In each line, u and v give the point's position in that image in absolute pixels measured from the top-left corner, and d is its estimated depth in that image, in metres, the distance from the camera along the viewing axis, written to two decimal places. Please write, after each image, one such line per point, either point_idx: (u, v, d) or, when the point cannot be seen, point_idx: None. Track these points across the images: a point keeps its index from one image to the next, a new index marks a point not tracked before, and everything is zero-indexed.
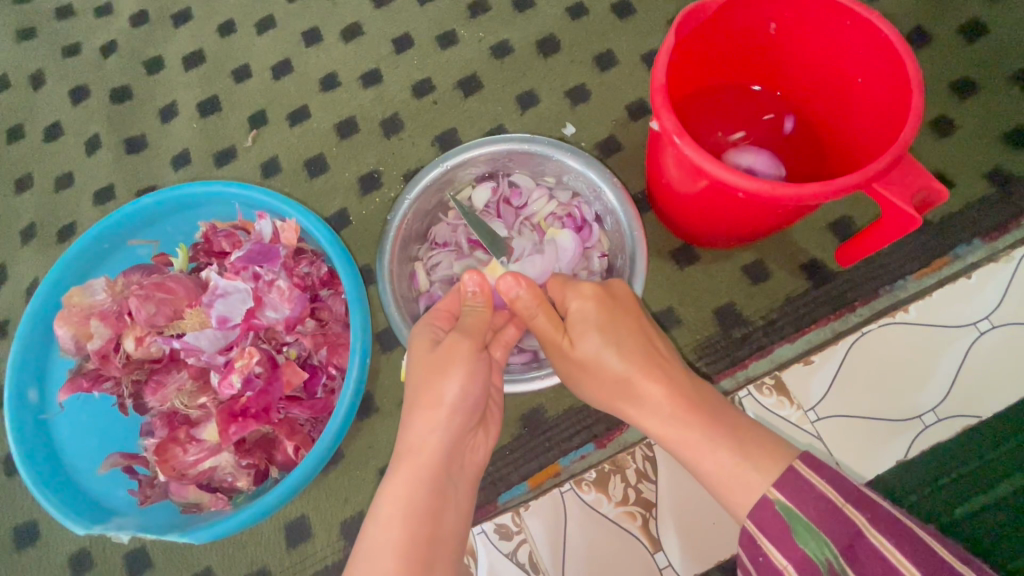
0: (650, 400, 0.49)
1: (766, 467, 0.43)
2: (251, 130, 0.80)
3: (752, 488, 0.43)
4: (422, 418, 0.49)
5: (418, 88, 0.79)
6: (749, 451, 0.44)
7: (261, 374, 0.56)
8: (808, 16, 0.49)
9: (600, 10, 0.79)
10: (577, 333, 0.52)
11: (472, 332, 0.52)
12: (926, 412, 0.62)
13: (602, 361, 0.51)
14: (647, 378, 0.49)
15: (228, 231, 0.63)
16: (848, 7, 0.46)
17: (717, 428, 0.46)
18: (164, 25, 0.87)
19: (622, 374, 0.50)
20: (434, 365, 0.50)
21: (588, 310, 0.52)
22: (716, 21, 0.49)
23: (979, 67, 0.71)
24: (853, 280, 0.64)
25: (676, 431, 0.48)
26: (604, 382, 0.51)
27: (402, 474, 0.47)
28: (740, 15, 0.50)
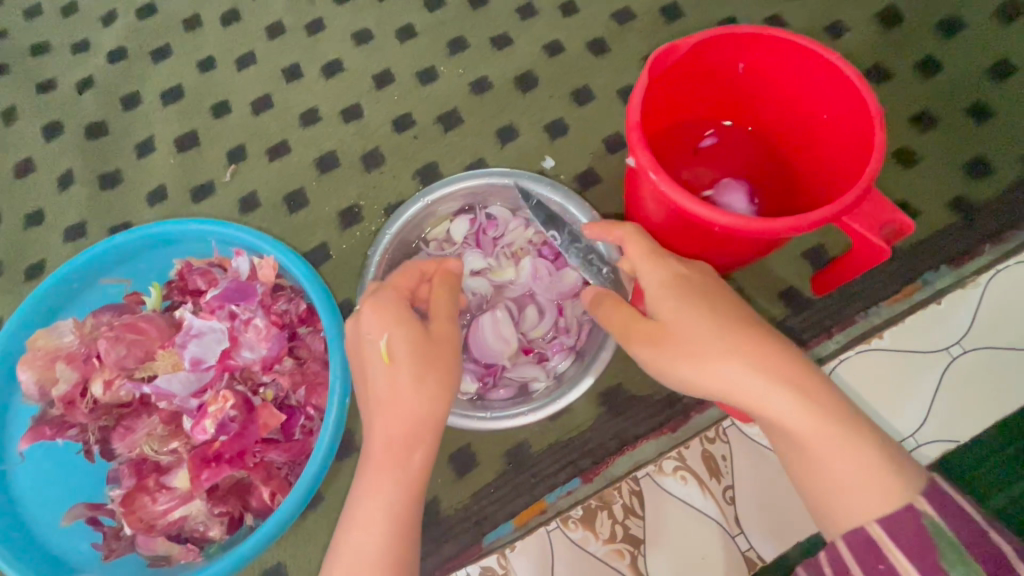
0: (766, 376, 0.43)
1: (902, 476, 0.41)
2: (229, 166, 0.80)
3: (883, 492, 0.41)
4: (383, 435, 0.46)
5: (398, 122, 0.80)
6: (889, 454, 0.42)
7: (235, 418, 0.54)
8: (774, 58, 0.51)
9: (576, 48, 0.82)
10: (660, 306, 0.47)
11: (394, 327, 0.48)
12: (907, 437, 0.62)
13: (701, 331, 0.45)
14: (751, 356, 0.43)
15: (203, 269, 0.61)
16: (811, 49, 0.48)
17: (846, 426, 0.42)
18: (143, 61, 0.87)
19: (733, 352, 0.43)
20: (380, 362, 0.48)
21: (666, 280, 0.48)
22: (687, 63, 0.52)
23: (937, 101, 0.74)
24: (830, 307, 0.66)
25: (791, 417, 0.42)
26: (702, 362, 0.44)
27: (363, 502, 0.45)
28: (707, 60, 0.52)
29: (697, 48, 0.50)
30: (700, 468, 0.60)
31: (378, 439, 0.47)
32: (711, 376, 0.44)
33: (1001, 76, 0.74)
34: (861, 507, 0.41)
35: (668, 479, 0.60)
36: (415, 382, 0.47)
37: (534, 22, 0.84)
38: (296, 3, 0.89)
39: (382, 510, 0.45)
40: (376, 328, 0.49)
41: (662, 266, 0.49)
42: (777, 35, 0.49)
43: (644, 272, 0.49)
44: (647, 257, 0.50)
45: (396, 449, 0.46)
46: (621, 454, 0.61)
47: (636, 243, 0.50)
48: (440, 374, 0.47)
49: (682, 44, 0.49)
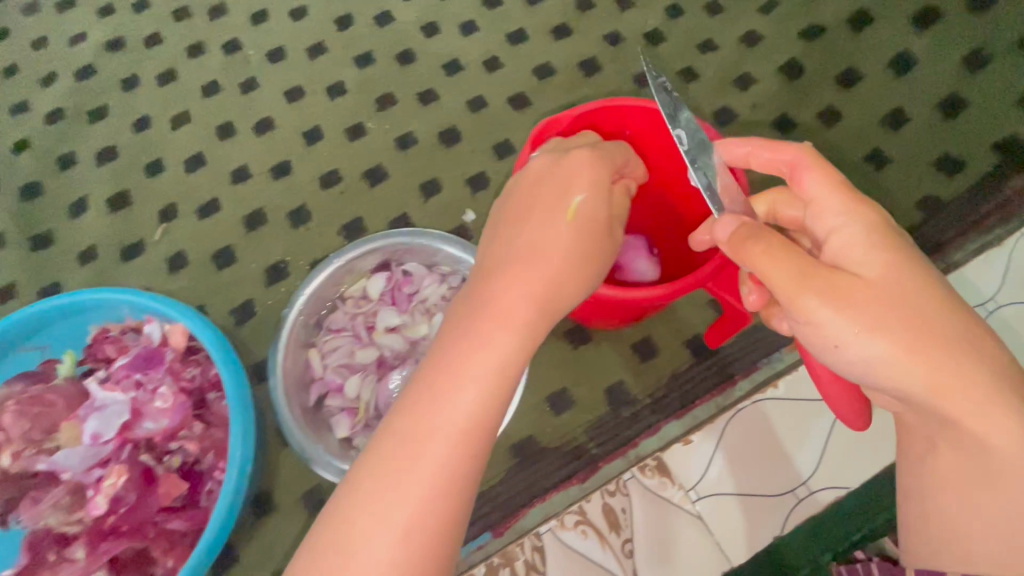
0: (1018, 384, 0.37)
1: None
2: (161, 224, 0.82)
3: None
4: (449, 394, 0.38)
5: (326, 179, 0.82)
6: None
7: (132, 491, 0.55)
8: (654, 126, 0.57)
9: (499, 103, 0.85)
10: (914, 262, 0.40)
11: (535, 203, 0.44)
12: (799, 484, 0.63)
13: (930, 314, 0.38)
14: (998, 357, 0.38)
15: (115, 337, 0.63)
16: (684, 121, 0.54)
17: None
18: (80, 121, 0.89)
19: (923, 339, 0.37)
20: (522, 257, 0.42)
21: (885, 236, 0.41)
22: (573, 132, 0.56)
23: (839, 148, 0.78)
24: (734, 354, 0.68)
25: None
26: (935, 343, 0.37)
27: (402, 475, 0.36)
28: (595, 127, 0.57)
29: (582, 116, 0.55)
30: (600, 521, 0.61)
31: (444, 395, 0.38)
32: (918, 355, 0.37)
33: (898, 124, 0.77)
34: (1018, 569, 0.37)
35: (568, 533, 0.61)
36: (530, 257, 0.42)
37: (459, 78, 0.87)
38: (231, 62, 0.92)
39: (417, 493, 0.36)
40: (577, 181, 0.44)
41: (870, 211, 0.42)
42: (652, 105, 0.55)
43: (840, 221, 0.42)
44: (842, 207, 0.42)
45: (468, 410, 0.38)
46: (530, 507, 0.63)
47: (818, 174, 0.43)
48: (519, 310, 0.40)
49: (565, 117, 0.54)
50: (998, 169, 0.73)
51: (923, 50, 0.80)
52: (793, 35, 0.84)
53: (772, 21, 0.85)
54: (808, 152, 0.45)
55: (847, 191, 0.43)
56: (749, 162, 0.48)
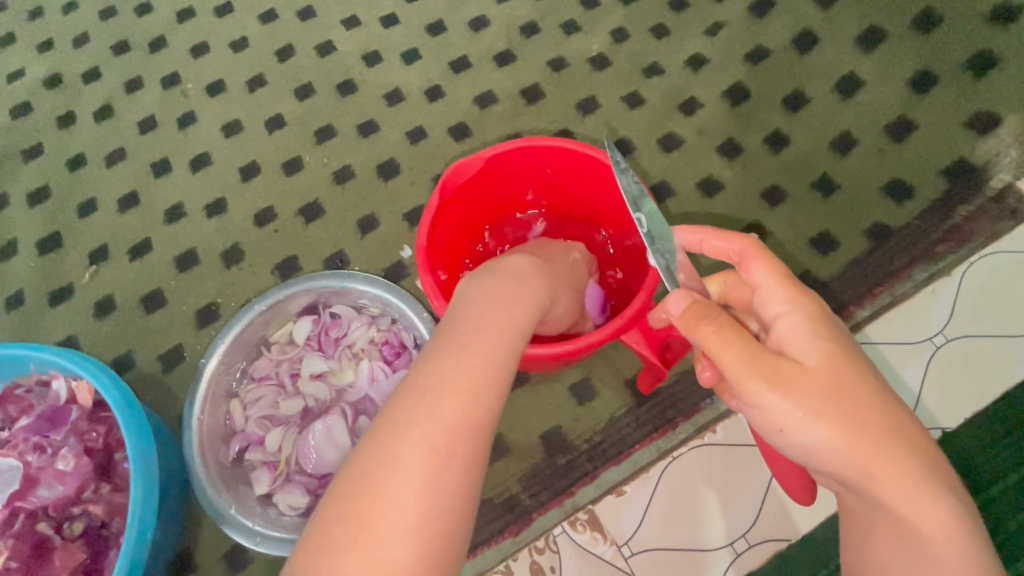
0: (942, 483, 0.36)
1: None
2: (90, 266, 0.79)
3: None
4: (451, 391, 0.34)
5: (261, 216, 0.80)
6: None
7: (18, 567, 0.52)
8: (575, 164, 0.54)
9: (438, 133, 0.83)
10: (849, 355, 0.40)
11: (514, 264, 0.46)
12: (737, 538, 0.59)
13: (869, 401, 0.38)
14: (928, 451, 0.37)
15: (18, 394, 0.59)
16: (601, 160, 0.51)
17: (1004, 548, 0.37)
18: (13, 161, 0.87)
19: (860, 428, 0.37)
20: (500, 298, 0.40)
21: (824, 325, 0.41)
22: (489, 171, 0.53)
23: (785, 175, 0.76)
24: (675, 394, 0.65)
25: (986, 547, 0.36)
26: (858, 427, 0.37)
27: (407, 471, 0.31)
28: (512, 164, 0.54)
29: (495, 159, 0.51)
30: None
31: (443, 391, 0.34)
32: (865, 442, 0.37)
33: (844, 149, 0.76)
34: None
35: None
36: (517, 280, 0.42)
37: (399, 109, 0.86)
38: (169, 97, 0.90)
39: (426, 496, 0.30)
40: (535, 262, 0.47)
41: (809, 298, 0.42)
42: (568, 146, 0.51)
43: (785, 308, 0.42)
44: (787, 295, 0.43)
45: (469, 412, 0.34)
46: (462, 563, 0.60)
47: (763, 265, 0.44)
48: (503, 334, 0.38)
49: (477, 160, 0.51)
50: (947, 194, 0.71)
51: (867, 72, 0.78)
52: (738, 57, 0.82)
53: (716, 44, 0.84)
54: (751, 246, 0.46)
55: (791, 281, 0.43)
56: (701, 249, 0.49)
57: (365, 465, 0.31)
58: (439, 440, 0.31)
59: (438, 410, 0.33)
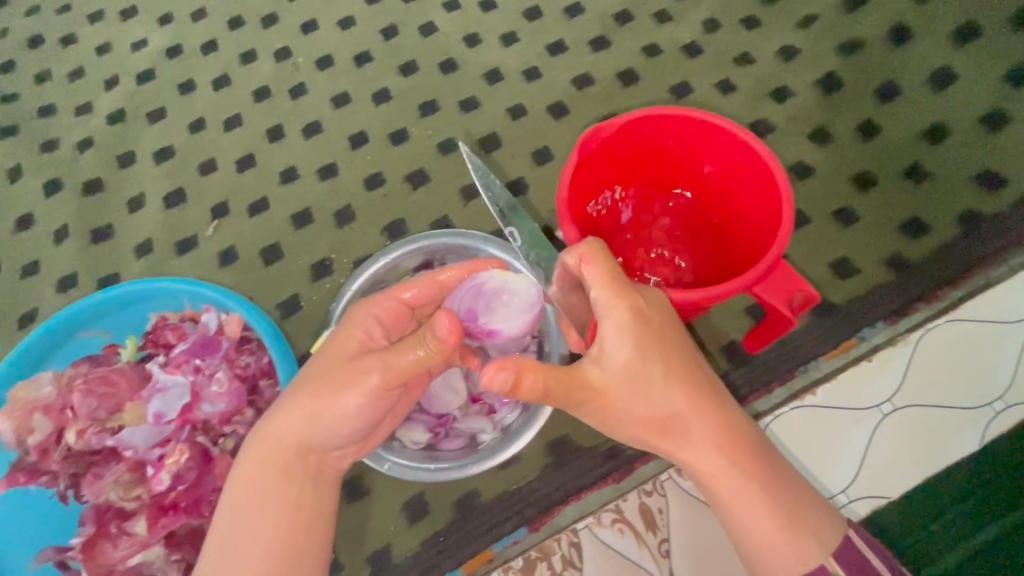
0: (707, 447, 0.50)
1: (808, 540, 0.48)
2: (212, 220, 0.86)
3: (786, 555, 0.48)
4: (287, 447, 0.52)
5: (370, 181, 0.85)
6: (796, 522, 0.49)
7: (192, 468, 0.58)
8: (700, 136, 0.55)
9: (538, 111, 0.88)
10: (638, 357, 0.48)
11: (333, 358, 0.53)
12: (839, 493, 0.63)
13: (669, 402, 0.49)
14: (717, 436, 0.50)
15: (175, 324, 0.66)
16: (729, 130, 0.53)
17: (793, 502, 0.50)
18: (139, 123, 0.94)
19: (673, 420, 0.49)
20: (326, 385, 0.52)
21: (634, 335, 0.48)
22: (618, 140, 0.56)
23: (876, 161, 0.78)
24: (770, 361, 0.68)
25: (767, 505, 0.49)
26: (682, 408, 0.49)
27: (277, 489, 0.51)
28: (638, 137, 0.56)
29: (620, 128, 0.55)
30: (638, 521, 0.62)
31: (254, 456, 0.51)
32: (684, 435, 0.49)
33: (936, 139, 0.78)
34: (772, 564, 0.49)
35: (605, 531, 0.62)
36: (320, 395, 0.51)
37: (499, 87, 0.91)
38: (281, 70, 0.96)
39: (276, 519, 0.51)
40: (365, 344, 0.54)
41: (622, 304, 0.48)
42: (695, 117, 0.54)
43: (606, 310, 0.48)
44: (607, 295, 0.48)
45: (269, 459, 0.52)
46: (566, 505, 0.64)
47: (595, 267, 0.48)
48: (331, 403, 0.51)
49: (608, 124, 0.54)
50: None
51: (959, 67, 0.81)
52: (831, 49, 0.85)
53: (809, 36, 0.87)
54: (588, 244, 0.49)
55: (614, 282, 0.49)
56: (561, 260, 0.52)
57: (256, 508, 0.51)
58: (279, 478, 0.52)
59: (272, 469, 0.52)
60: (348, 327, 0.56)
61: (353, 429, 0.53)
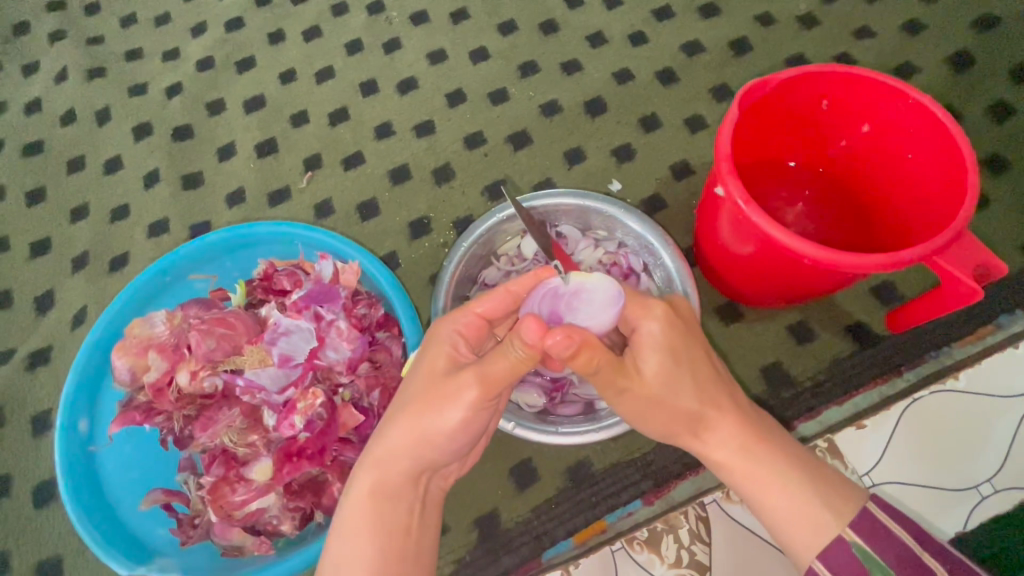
0: (721, 429, 0.49)
1: (836, 509, 0.45)
2: (306, 173, 0.83)
3: (820, 530, 0.45)
4: (376, 468, 0.50)
5: (470, 140, 0.83)
6: (825, 495, 0.46)
7: (322, 416, 0.56)
8: (860, 97, 0.52)
9: (645, 77, 0.84)
10: (669, 355, 0.49)
11: (484, 376, 0.47)
12: (983, 482, 0.60)
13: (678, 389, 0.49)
14: (732, 420, 0.49)
15: (289, 270, 0.64)
16: (902, 90, 0.49)
17: (803, 473, 0.47)
18: (228, 71, 0.92)
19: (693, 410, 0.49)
20: (442, 389, 0.49)
21: (661, 337, 0.49)
22: (775, 97, 0.53)
23: (1009, 144, 0.75)
24: (900, 344, 0.65)
25: (780, 480, 0.47)
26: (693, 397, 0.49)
27: (362, 512, 0.49)
28: (793, 97, 0.53)
29: (783, 85, 0.51)
30: None
31: (359, 482, 0.50)
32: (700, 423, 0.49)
33: None
34: (804, 544, 0.45)
35: (735, 507, 0.60)
36: (421, 417, 0.49)
37: (602, 50, 0.87)
38: (375, 23, 0.93)
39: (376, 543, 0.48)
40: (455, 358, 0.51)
41: (653, 311, 0.50)
42: (865, 75, 0.50)
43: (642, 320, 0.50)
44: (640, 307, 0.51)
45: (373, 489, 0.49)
46: (683, 479, 0.61)
47: None
48: (429, 418, 0.49)
49: (775, 78, 0.50)
50: None
51: None
52: (963, 26, 0.81)
53: (937, 11, 0.83)
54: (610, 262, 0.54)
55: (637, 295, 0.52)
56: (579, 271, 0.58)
57: (353, 530, 0.48)
58: (371, 500, 0.49)
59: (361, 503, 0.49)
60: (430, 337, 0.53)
61: (461, 443, 0.51)
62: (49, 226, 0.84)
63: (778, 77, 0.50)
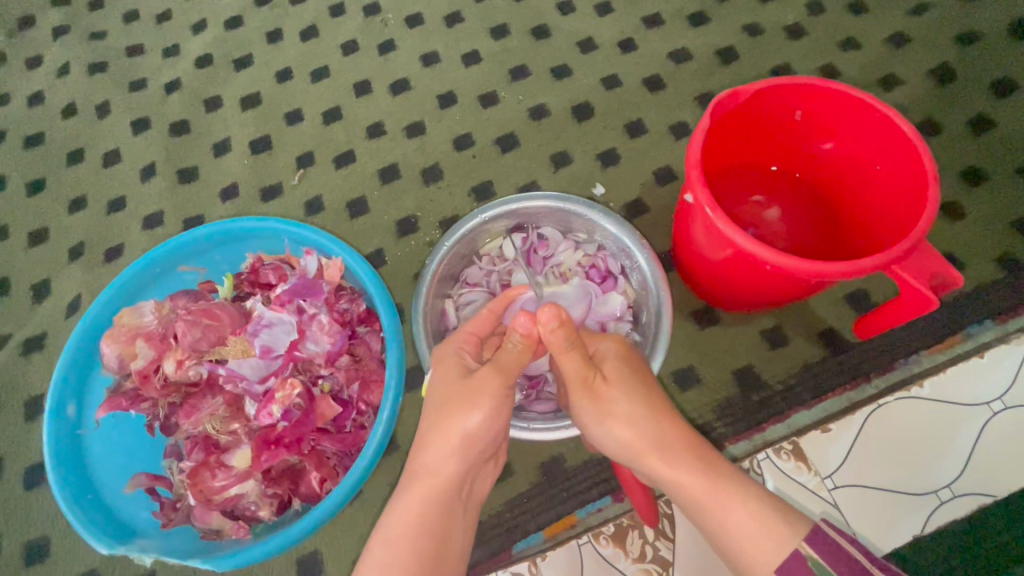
0: (675, 445, 0.51)
1: (791, 525, 0.46)
2: (298, 170, 0.85)
3: (778, 543, 0.45)
4: (427, 469, 0.52)
5: (459, 141, 0.85)
6: (778, 511, 0.47)
7: (299, 405, 0.58)
8: (831, 107, 0.53)
9: (633, 83, 0.86)
10: (627, 371, 0.54)
11: (501, 370, 0.53)
12: (942, 487, 0.61)
13: (638, 413, 0.52)
14: (685, 436, 0.52)
15: (274, 265, 0.66)
16: (870, 103, 0.50)
17: (759, 492, 0.49)
18: (226, 69, 0.94)
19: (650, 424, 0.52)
20: (469, 388, 0.53)
21: (618, 357, 0.56)
22: (748, 106, 0.54)
23: (987, 157, 0.76)
24: (869, 351, 0.66)
25: (739, 495, 0.48)
26: (647, 413, 0.52)
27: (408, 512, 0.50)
28: (766, 106, 0.55)
29: (755, 96, 0.52)
30: None
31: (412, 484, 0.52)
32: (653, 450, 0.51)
33: None
34: (761, 558, 0.45)
35: None
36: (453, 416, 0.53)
37: (592, 56, 0.89)
38: (370, 24, 0.95)
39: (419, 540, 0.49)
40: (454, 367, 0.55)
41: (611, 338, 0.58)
42: (835, 87, 0.51)
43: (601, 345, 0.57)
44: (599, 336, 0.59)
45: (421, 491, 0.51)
46: None
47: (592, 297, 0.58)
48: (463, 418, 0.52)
49: (747, 88, 0.51)
50: None
51: None
52: (946, 40, 0.82)
53: (921, 24, 0.84)
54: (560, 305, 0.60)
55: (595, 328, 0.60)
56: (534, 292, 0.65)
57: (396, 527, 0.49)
58: (417, 502, 0.51)
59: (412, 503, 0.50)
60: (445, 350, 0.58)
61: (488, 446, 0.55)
62: (47, 216, 0.86)
63: (750, 87, 0.51)
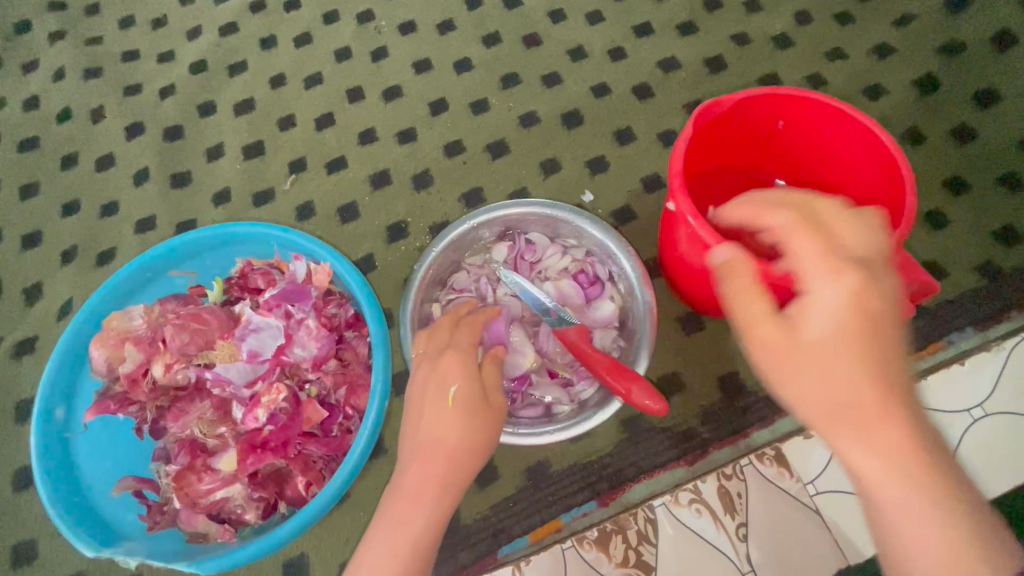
0: (892, 418, 0.36)
1: (992, 556, 0.36)
2: (290, 175, 0.86)
3: (943, 562, 0.36)
4: (420, 466, 0.50)
5: (450, 147, 0.85)
6: (977, 534, 0.36)
7: (285, 410, 0.59)
8: (812, 116, 0.54)
9: (622, 91, 0.87)
10: (803, 318, 0.39)
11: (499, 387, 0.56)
12: None
13: (824, 368, 0.37)
14: (896, 404, 0.37)
15: (264, 270, 0.67)
16: (849, 112, 0.51)
17: (960, 496, 0.36)
18: (220, 75, 0.95)
19: (847, 385, 0.37)
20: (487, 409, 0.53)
21: (837, 311, 0.38)
22: (729, 114, 0.55)
23: (971, 166, 0.77)
24: None
25: (931, 498, 0.36)
26: (849, 373, 0.37)
27: (400, 510, 0.48)
28: (748, 113, 0.55)
29: (737, 105, 0.53)
30: (715, 502, 0.62)
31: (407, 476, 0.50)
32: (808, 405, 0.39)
33: None
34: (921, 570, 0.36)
35: (683, 511, 0.62)
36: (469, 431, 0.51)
37: (583, 64, 0.90)
38: (364, 31, 0.96)
39: (412, 533, 0.47)
40: (450, 375, 0.54)
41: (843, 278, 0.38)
42: (814, 97, 0.52)
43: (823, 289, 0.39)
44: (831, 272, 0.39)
45: (423, 479, 0.49)
46: (638, 482, 0.64)
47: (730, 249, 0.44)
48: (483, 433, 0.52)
49: (729, 98, 0.52)
50: None
51: None
52: (930, 50, 0.84)
53: (906, 35, 0.85)
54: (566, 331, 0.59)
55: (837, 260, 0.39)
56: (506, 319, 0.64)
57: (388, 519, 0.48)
58: (418, 501, 0.48)
59: (424, 515, 0.48)
60: (469, 363, 0.55)
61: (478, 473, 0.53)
62: (41, 219, 0.87)
63: (731, 96, 0.52)
